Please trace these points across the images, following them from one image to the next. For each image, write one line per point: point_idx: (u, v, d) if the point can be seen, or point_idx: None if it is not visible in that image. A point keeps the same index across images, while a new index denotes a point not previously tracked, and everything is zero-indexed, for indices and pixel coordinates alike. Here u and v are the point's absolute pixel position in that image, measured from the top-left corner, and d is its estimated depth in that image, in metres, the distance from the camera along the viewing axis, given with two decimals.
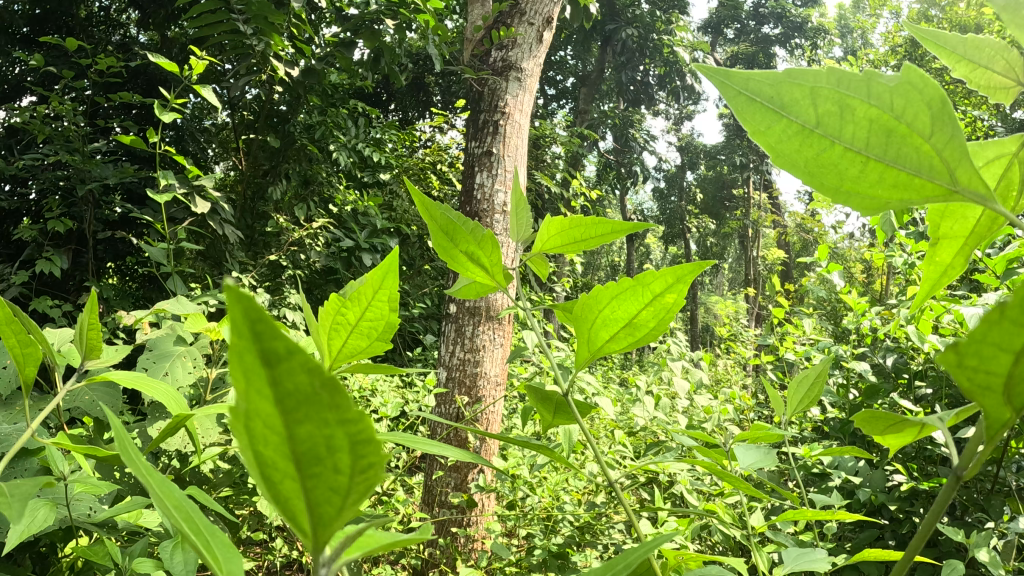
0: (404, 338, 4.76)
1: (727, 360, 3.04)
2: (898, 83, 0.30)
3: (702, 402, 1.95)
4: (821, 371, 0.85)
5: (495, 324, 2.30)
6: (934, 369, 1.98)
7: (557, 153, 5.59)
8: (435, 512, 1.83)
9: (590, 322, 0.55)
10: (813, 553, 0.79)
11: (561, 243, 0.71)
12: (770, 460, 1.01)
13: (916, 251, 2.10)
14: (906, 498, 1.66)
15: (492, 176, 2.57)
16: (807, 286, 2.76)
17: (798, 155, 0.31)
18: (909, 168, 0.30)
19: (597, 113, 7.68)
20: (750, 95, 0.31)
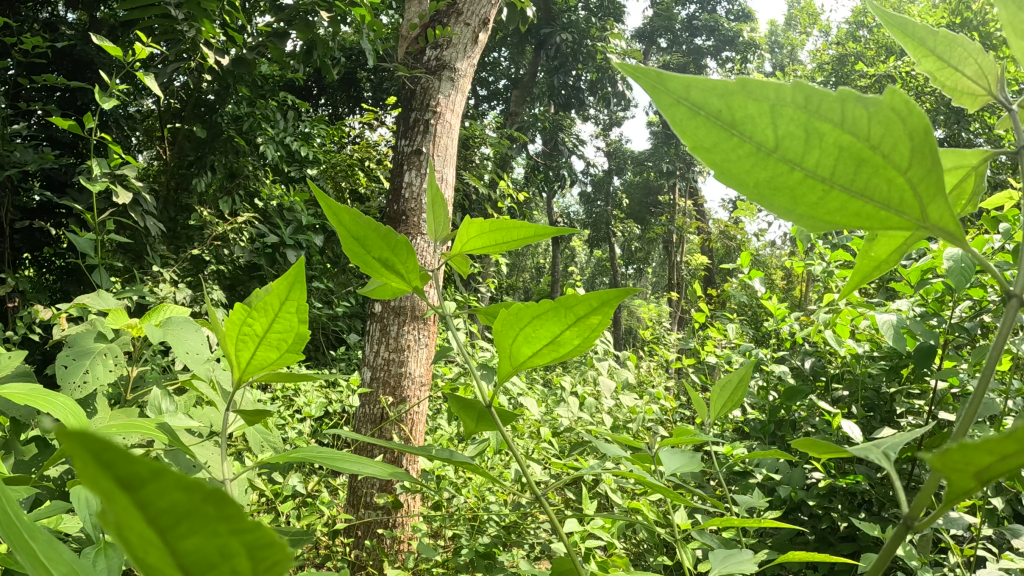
0: (327, 338, 4.68)
1: (650, 362, 3.12)
2: (879, 108, 0.31)
3: (628, 403, 2.00)
4: (744, 375, 0.88)
5: (420, 324, 2.28)
6: (850, 372, 2.07)
7: (486, 154, 5.61)
8: (360, 513, 1.80)
9: (512, 339, 0.56)
10: (739, 555, 0.82)
11: (486, 243, 0.71)
12: (694, 464, 1.04)
13: (834, 259, 2.20)
14: (825, 496, 1.74)
15: (420, 176, 2.55)
16: (729, 292, 2.86)
17: (749, 174, 0.32)
18: (871, 199, 0.32)
19: (528, 117, 7.76)
20: (699, 110, 0.31)
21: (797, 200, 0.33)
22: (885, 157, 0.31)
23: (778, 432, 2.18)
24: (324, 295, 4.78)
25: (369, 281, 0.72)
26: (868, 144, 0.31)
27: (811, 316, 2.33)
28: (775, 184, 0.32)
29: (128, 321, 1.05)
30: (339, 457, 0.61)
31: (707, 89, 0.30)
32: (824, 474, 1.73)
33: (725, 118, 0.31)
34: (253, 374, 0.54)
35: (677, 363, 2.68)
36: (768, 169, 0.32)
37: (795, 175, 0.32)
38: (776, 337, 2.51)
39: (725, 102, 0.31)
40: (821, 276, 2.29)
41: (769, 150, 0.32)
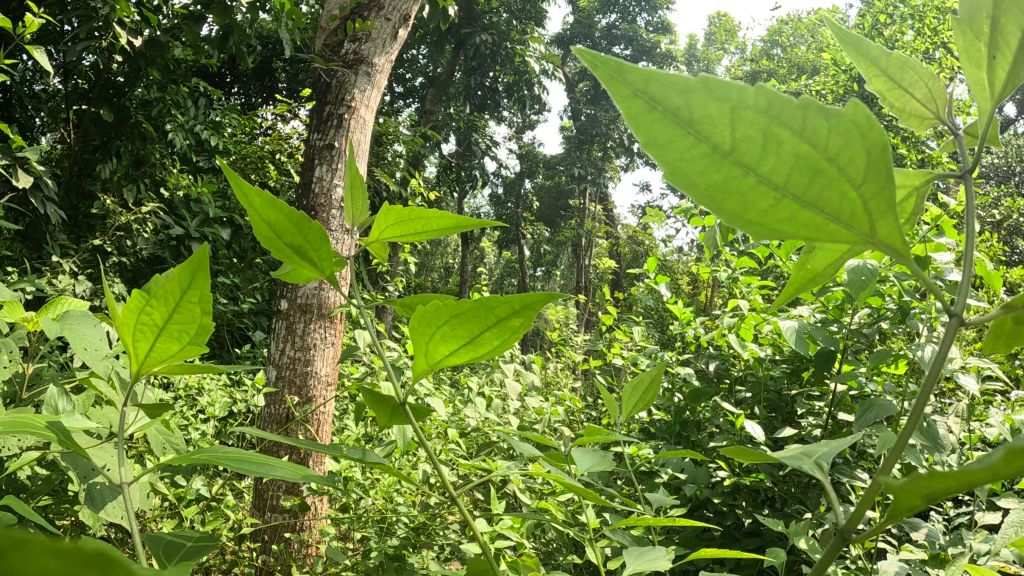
0: (231, 335, 4.55)
1: (558, 363, 3.18)
2: (840, 120, 0.33)
3: (534, 404, 2.04)
4: (656, 377, 0.90)
5: (327, 322, 2.23)
6: (753, 375, 2.17)
7: (398, 152, 5.57)
8: (266, 517, 1.75)
9: (429, 337, 0.56)
10: (652, 552, 0.85)
11: (404, 233, 0.70)
12: (605, 464, 1.06)
13: (739, 265, 2.32)
14: (729, 493, 1.84)
15: (331, 171, 2.50)
16: (636, 296, 2.95)
17: (702, 175, 0.33)
18: (823, 212, 0.35)
19: (443, 115, 7.76)
20: (655, 105, 0.32)
21: (747, 206, 0.34)
22: (839, 169, 0.34)
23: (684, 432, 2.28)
24: (229, 291, 4.63)
25: (278, 268, 0.70)
26: (825, 155, 0.33)
27: (714, 320, 2.45)
28: (727, 188, 0.34)
29: (25, 315, 0.98)
30: (247, 458, 0.58)
31: (666, 85, 0.32)
32: (727, 472, 1.80)
33: (683, 116, 0.32)
34: (154, 367, 0.52)
35: (585, 364, 2.75)
36: (722, 172, 0.33)
37: (747, 179, 0.34)
38: (682, 341, 2.62)
39: (684, 100, 0.32)
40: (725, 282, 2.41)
41: (725, 153, 0.33)
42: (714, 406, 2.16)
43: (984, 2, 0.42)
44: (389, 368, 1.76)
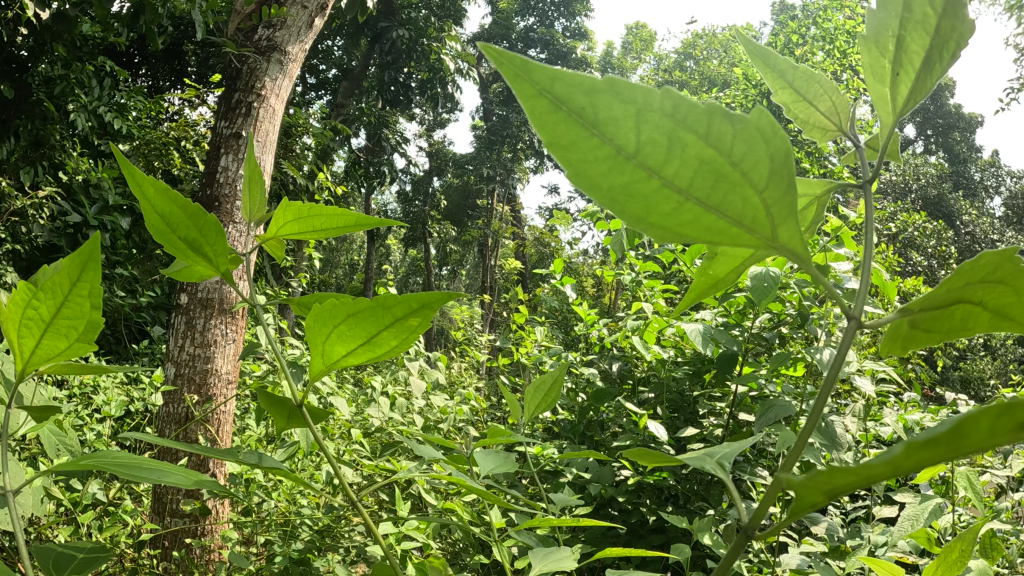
0: (127, 330, 4.39)
1: (465, 362, 3.23)
2: (745, 126, 0.35)
3: (438, 404, 2.05)
4: (558, 378, 0.92)
5: (228, 318, 2.18)
6: (654, 376, 2.34)
7: (307, 145, 5.46)
8: (165, 521, 1.72)
9: (325, 337, 0.55)
10: (557, 553, 0.87)
11: (301, 230, 0.69)
12: (508, 465, 1.08)
13: (643, 269, 2.49)
14: (635, 492, 2.02)
15: (237, 160, 2.41)
16: (542, 296, 3.05)
17: (605, 178, 0.34)
18: (725, 215, 0.36)
19: (355, 109, 7.65)
20: (561, 105, 0.33)
21: (650, 210, 0.36)
22: (742, 174, 0.35)
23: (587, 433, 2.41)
24: (127, 283, 4.47)
25: (172, 265, 0.68)
26: (729, 160, 0.35)
27: (619, 322, 2.57)
28: (630, 191, 0.35)
29: None
30: (139, 464, 0.55)
31: (572, 85, 0.32)
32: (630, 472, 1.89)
33: (586, 117, 0.33)
34: (39, 366, 0.48)
35: (492, 363, 2.80)
36: (626, 174, 0.34)
37: (649, 180, 0.35)
38: (587, 342, 2.73)
39: (589, 101, 0.33)
40: (630, 285, 2.53)
41: (629, 156, 0.34)
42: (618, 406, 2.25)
43: (890, 21, 0.44)
44: (288, 365, 1.69)
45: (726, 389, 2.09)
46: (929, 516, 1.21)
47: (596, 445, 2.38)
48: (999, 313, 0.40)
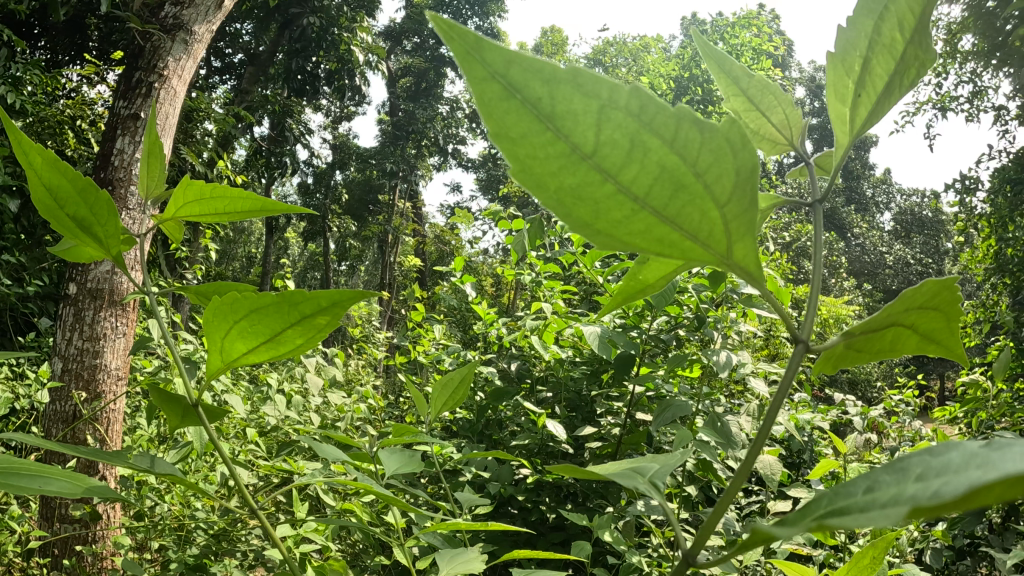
0: (8, 322, 4.15)
1: (364, 360, 3.21)
2: (712, 135, 0.35)
3: (337, 403, 2.03)
4: (466, 375, 0.91)
5: (118, 311, 2.25)
6: (552, 376, 2.40)
7: (207, 131, 5.24)
8: (54, 527, 1.67)
9: (224, 333, 0.53)
10: (465, 554, 0.87)
11: (203, 211, 0.67)
12: (414, 464, 1.07)
13: (543, 270, 2.54)
14: (534, 491, 2.08)
15: (133, 143, 2.39)
16: (442, 294, 3.07)
17: (553, 178, 0.34)
18: (682, 229, 0.37)
19: (259, 96, 7.41)
20: (515, 92, 0.32)
21: (599, 215, 0.36)
22: (704, 185, 0.36)
23: (485, 432, 2.45)
24: (11, 271, 4.22)
25: (59, 243, 0.62)
26: (692, 170, 0.35)
27: (519, 322, 2.62)
28: (580, 193, 0.35)
29: None
30: (17, 467, 0.50)
31: (527, 71, 0.31)
32: (528, 471, 1.94)
33: (543, 108, 0.32)
34: None
35: (389, 359, 2.79)
36: (579, 174, 0.34)
37: (603, 183, 0.35)
38: (487, 341, 2.76)
39: (547, 91, 0.32)
40: (530, 285, 2.58)
41: (586, 155, 0.34)
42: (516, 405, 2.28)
43: (858, 42, 0.47)
44: (184, 361, 1.62)
45: (623, 389, 2.15)
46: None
47: (494, 443, 2.41)
48: (927, 336, 0.45)
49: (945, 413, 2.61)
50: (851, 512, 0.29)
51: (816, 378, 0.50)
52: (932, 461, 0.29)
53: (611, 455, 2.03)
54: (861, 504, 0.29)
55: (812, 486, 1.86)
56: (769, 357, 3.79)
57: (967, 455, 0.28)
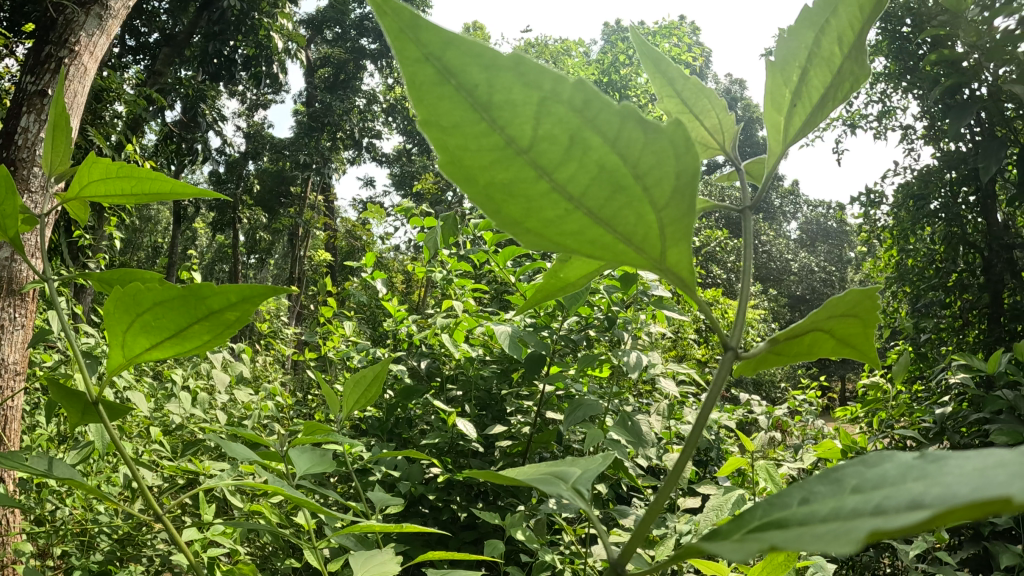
0: None
1: (271, 356, 3.13)
2: (656, 137, 0.36)
3: (244, 400, 1.96)
4: (379, 372, 0.90)
5: (17, 302, 2.10)
6: (461, 374, 2.39)
7: (118, 113, 4.96)
8: None
9: (126, 327, 0.53)
10: (380, 556, 0.87)
11: (106, 192, 0.65)
12: (324, 464, 1.04)
13: (454, 268, 2.54)
14: (444, 489, 2.08)
15: (39, 121, 2.26)
16: (352, 290, 3.01)
17: (485, 171, 0.36)
18: (617, 232, 0.38)
19: (172, 78, 7.06)
20: (449, 78, 0.33)
21: (532, 213, 0.37)
22: (643, 187, 0.37)
23: (394, 430, 2.43)
24: None
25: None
26: (631, 171, 0.36)
27: (429, 320, 2.60)
28: (511, 189, 0.36)
29: None
30: None
31: (466, 56, 0.33)
32: (438, 470, 1.94)
33: (479, 97, 0.34)
34: None
35: (298, 356, 2.72)
36: (513, 167, 0.35)
37: (536, 179, 0.36)
38: (396, 338, 2.73)
39: (485, 78, 0.33)
40: (440, 283, 2.57)
41: (521, 149, 0.35)
42: (426, 403, 2.28)
43: (799, 53, 0.50)
44: (85, 355, 1.54)
45: (533, 388, 2.16)
46: (731, 507, 1.39)
47: (404, 441, 2.39)
48: (842, 340, 0.49)
49: (847, 413, 2.75)
50: (788, 523, 0.31)
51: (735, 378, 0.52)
52: (866, 472, 0.32)
53: (521, 453, 2.05)
54: (799, 516, 0.31)
55: (719, 483, 1.94)
56: (678, 358, 3.91)
57: (900, 468, 0.30)
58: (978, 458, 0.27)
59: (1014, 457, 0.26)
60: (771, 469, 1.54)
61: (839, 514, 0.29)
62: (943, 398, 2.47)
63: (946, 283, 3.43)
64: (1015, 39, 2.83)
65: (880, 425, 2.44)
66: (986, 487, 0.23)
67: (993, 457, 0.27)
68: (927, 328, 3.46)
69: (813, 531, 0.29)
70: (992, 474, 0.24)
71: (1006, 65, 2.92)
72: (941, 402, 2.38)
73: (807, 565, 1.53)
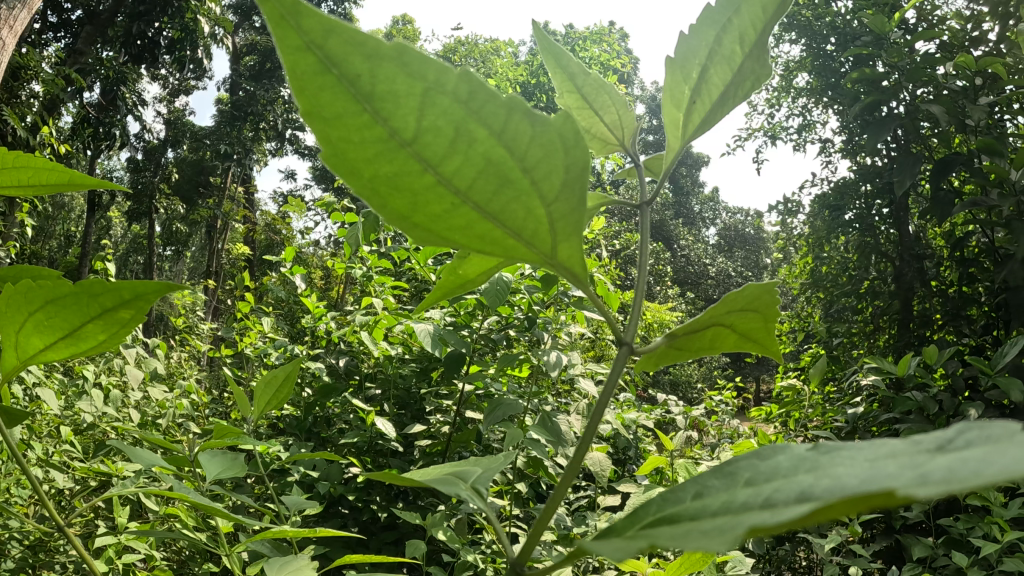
0: None
1: (186, 352, 3.02)
2: (543, 130, 0.37)
3: (158, 399, 1.89)
4: (289, 373, 0.88)
5: None
6: (382, 372, 2.37)
7: (32, 93, 4.70)
8: None
9: (18, 327, 0.50)
10: (294, 562, 0.85)
11: (6, 182, 0.61)
12: (236, 468, 1.01)
13: (375, 265, 2.51)
14: (365, 489, 2.06)
15: None
16: (271, 285, 2.93)
17: (368, 165, 0.36)
18: (507, 229, 0.39)
19: (95, 57, 6.73)
20: (331, 67, 0.33)
21: (419, 208, 0.38)
22: (530, 180, 0.37)
23: (313, 428, 2.38)
24: None
25: None
26: (520, 165, 0.37)
27: (349, 317, 2.56)
28: (396, 182, 0.37)
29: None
30: None
31: (348, 45, 0.33)
32: (357, 470, 1.91)
33: (360, 87, 0.33)
34: None
35: (214, 353, 2.64)
36: (398, 160, 0.36)
37: (421, 171, 0.36)
38: (315, 335, 2.67)
39: (368, 68, 0.33)
40: (361, 279, 2.54)
41: (404, 142, 0.35)
42: (345, 402, 2.25)
43: (700, 50, 0.53)
44: None
45: (453, 387, 2.16)
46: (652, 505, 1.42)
47: (322, 441, 2.35)
48: (745, 336, 0.52)
49: (761, 413, 2.86)
50: (680, 519, 0.32)
51: (639, 374, 0.54)
52: (757, 466, 0.33)
53: (441, 453, 2.04)
54: (691, 511, 0.32)
55: (638, 481, 1.98)
56: (596, 358, 3.97)
57: (790, 462, 0.32)
58: (866, 450, 0.29)
59: (900, 449, 0.27)
60: (692, 467, 1.58)
61: (728, 508, 0.30)
62: (853, 398, 2.59)
63: (858, 289, 3.58)
64: (934, 62, 2.96)
65: (794, 424, 2.54)
66: (870, 478, 0.24)
67: (877, 449, 0.28)
68: (840, 332, 3.62)
69: (702, 528, 0.30)
70: (872, 467, 0.26)
71: (923, 86, 3.07)
72: (854, 402, 2.50)
73: (725, 560, 1.58)
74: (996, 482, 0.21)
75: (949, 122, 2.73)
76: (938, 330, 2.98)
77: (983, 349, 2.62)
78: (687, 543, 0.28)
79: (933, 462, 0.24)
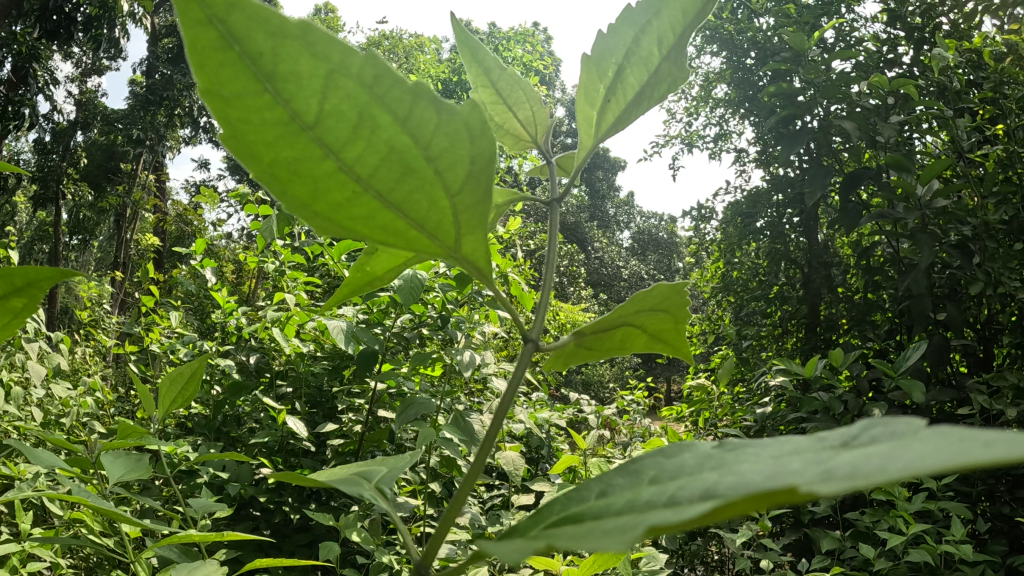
0: None
1: (84, 346, 2.88)
2: (450, 118, 0.36)
3: (61, 396, 1.80)
4: (197, 369, 0.84)
5: None
6: (292, 370, 2.32)
7: None
8: None
9: None
10: (201, 567, 0.82)
11: None
12: (140, 470, 0.96)
13: (287, 260, 2.45)
14: (276, 490, 2.01)
15: None
16: (178, 279, 2.82)
17: (269, 148, 0.35)
18: (411, 220, 0.39)
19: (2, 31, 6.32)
20: (232, 44, 0.32)
21: (321, 194, 0.37)
22: (435, 170, 0.37)
23: (223, 427, 2.31)
24: None
25: None
26: (425, 154, 0.36)
27: (260, 313, 2.49)
28: (297, 168, 0.36)
29: None
30: None
31: (250, 21, 0.31)
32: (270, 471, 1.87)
33: (262, 65, 0.32)
34: None
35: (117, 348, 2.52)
36: (299, 143, 0.35)
37: (323, 157, 0.35)
38: (224, 332, 2.59)
39: (270, 46, 0.32)
40: (273, 274, 2.48)
41: (306, 125, 0.34)
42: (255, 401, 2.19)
43: (616, 49, 0.53)
44: None
45: (366, 385, 2.13)
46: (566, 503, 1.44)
47: (231, 441, 2.29)
48: (655, 336, 0.52)
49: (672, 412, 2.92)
50: (584, 517, 0.32)
51: (549, 372, 0.54)
52: (662, 463, 0.34)
53: (354, 453, 2.01)
54: (594, 509, 0.32)
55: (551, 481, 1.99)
56: (511, 357, 3.97)
57: (695, 459, 0.32)
58: (768, 447, 0.30)
59: (805, 445, 0.28)
60: (604, 466, 1.60)
61: (632, 506, 0.30)
62: (762, 399, 2.68)
63: (768, 293, 3.71)
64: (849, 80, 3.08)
65: (704, 424, 2.60)
66: (775, 474, 0.25)
67: (781, 445, 0.29)
68: (749, 334, 3.74)
69: (603, 526, 0.30)
70: (769, 462, 0.26)
71: (837, 101, 3.20)
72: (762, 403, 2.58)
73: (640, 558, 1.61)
74: (896, 478, 0.21)
75: (860, 135, 2.85)
76: (844, 334, 3.10)
77: (887, 353, 2.75)
78: (590, 541, 0.28)
79: (836, 458, 0.25)
